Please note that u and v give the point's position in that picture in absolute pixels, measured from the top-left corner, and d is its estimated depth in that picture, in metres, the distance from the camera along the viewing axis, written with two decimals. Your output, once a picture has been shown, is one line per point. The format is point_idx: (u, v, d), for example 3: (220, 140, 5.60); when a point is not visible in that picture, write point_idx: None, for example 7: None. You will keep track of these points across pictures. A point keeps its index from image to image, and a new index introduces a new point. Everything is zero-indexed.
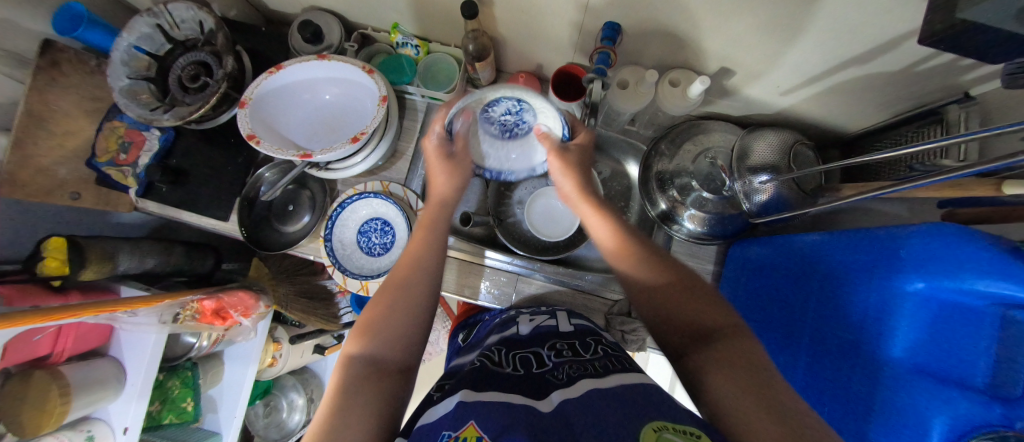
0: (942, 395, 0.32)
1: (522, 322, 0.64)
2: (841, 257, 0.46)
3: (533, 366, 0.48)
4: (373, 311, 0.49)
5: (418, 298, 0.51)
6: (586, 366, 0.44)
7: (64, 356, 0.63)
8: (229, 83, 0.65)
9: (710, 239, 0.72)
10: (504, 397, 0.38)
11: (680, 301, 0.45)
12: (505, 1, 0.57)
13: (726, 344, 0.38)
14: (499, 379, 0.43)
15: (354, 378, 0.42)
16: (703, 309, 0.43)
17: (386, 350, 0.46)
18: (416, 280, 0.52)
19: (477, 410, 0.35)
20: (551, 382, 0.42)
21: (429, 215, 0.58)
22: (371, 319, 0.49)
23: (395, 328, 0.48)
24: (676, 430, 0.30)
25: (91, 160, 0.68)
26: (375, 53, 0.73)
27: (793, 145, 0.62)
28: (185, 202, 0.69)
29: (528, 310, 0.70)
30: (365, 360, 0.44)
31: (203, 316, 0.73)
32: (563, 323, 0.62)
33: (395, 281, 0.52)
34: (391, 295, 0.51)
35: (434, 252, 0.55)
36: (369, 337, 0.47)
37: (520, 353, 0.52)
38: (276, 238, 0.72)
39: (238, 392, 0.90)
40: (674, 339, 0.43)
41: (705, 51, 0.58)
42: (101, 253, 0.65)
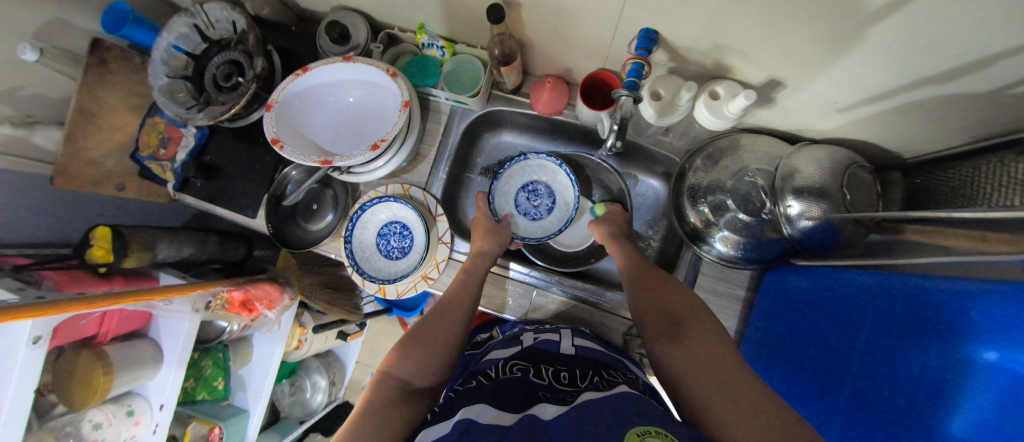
0: None
1: (527, 336, 0.64)
2: (894, 306, 0.42)
3: (531, 374, 0.51)
4: (411, 338, 0.56)
5: (457, 326, 0.58)
6: (580, 383, 0.47)
7: (108, 336, 0.68)
8: (259, 83, 0.66)
9: (744, 264, 0.67)
10: (501, 419, 0.39)
11: (663, 296, 0.56)
12: (532, 3, 0.54)
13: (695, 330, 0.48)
14: (506, 397, 0.45)
15: (381, 402, 0.48)
16: (675, 304, 0.53)
17: (417, 374, 0.52)
18: (460, 298, 0.61)
19: (472, 429, 0.37)
20: (551, 398, 0.44)
21: (473, 262, 0.66)
22: (409, 342, 0.55)
23: (428, 354, 0.54)
24: (656, 433, 0.32)
25: (136, 154, 0.72)
26: (402, 53, 0.72)
27: (848, 167, 0.56)
28: (217, 198, 0.72)
29: (533, 327, 0.68)
30: (397, 383, 0.50)
31: (232, 306, 0.78)
32: (566, 340, 0.61)
33: (440, 317, 0.58)
34: (426, 334, 0.56)
35: (471, 296, 0.62)
36: (405, 360, 0.52)
37: (518, 362, 0.55)
38: (301, 237, 0.74)
39: (264, 372, 0.94)
40: (651, 327, 0.53)
41: (753, 62, 0.52)
42: (142, 242, 0.69)
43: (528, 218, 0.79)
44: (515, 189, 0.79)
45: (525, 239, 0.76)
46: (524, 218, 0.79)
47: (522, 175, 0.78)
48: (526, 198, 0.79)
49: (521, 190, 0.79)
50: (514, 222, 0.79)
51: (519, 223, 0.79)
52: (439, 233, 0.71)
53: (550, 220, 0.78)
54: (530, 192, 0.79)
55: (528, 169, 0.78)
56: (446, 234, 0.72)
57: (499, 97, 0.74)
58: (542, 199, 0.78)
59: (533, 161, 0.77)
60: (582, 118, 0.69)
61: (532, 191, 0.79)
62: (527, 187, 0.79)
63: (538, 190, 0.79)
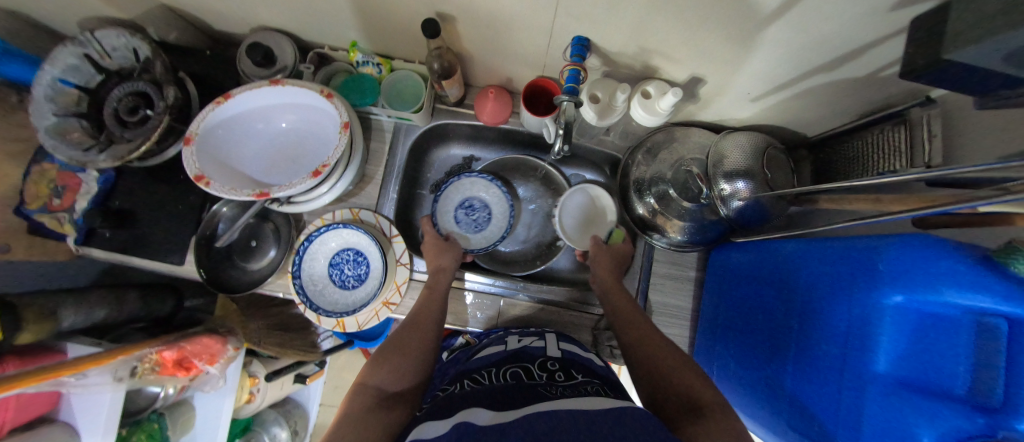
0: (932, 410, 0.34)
1: (510, 340, 0.64)
2: (815, 268, 0.48)
3: (523, 379, 0.51)
4: (386, 349, 0.55)
5: (430, 336, 0.58)
6: (579, 388, 0.47)
7: (3, 429, 0.56)
8: (173, 115, 0.60)
9: (691, 246, 0.72)
10: (495, 416, 0.40)
11: (677, 369, 0.51)
12: (466, 16, 0.54)
13: (715, 416, 0.43)
14: (499, 395, 0.46)
15: (360, 410, 0.47)
16: (695, 386, 0.48)
17: (395, 380, 0.51)
18: (430, 306, 0.62)
19: (471, 430, 0.37)
20: (542, 394, 0.45)
21: (434, 279, 0.66)
22: (385, 352, 0.55)
23: (404, 362, 0.54)
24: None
25: (22, 207, 0.61)
26: (335, 73, 0.68)
27: (765, 149, 0.62)
28: (134, 247, 0.63)
29: (518, 330, 0.69)
30: (374, 391, 0.49)
31: (165, 367, 0.68)
32: (552, 347, 0.62)
33: (413, 330, 0.58)
34: (402, 343, 0.56)
35: (439, 309, 0.62)
36: (382, 370, 0.52)
37: (511, 369, 0.55)
38: (239, 278, 0.67)
39: (214, 432, 0.82)
40: (668, 406, 0.47)
41: (676, 63, 0.57)
42: (38, 311, 0.59)
43: (472, 232, 0.78)
44: (452, 208, 0.78)
45: (474, 251, 0.75)
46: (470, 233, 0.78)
47: (456, 193, 0.78)
48: (464, 214, 0.78)
49: (458, 207, 0.78)
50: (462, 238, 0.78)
51: (466, 238, 0.78)
52: (397, 255, 0.69)
53: (494, 229, 0.79)
54: (467, 207, 0.78)
55: (462, 185, 0.78)
56: (404, 255, 0.69)
57: (443, 111, 0.74)
58: (480, 212, 0.79)
59: (462, 180, 0.77)
60: (527, 125, 0.70)
61: (469, 206, 0.79)
62: (463, 204, 0.78)
63: (474, 204, 0.79)
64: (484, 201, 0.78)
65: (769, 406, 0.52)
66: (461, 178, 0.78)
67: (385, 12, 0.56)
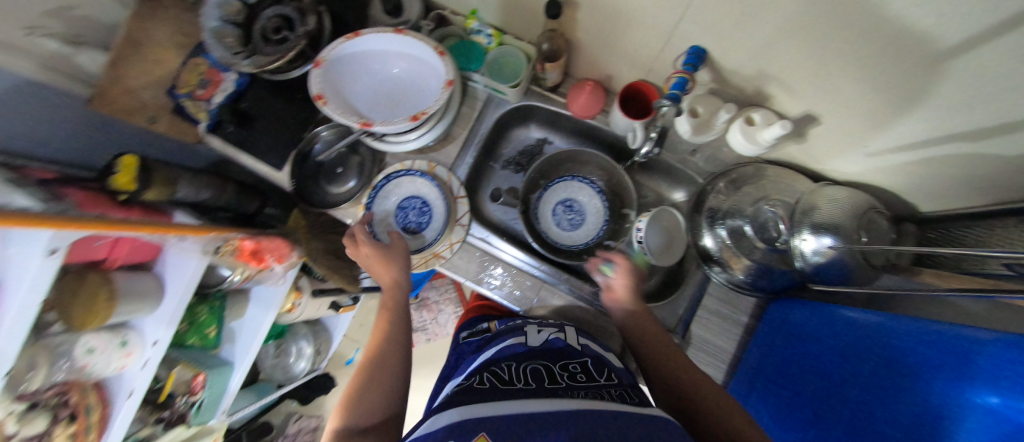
0: None
1: (531, 331, 0.64)
2: (898, 346, 0.43)
3: (545, 379, 0.50)
4: (352, 389, 0.53)
5: (396, 360, 0.56)
6: (603, 393, 0.46)
7: (116, 263, 0.67)
8: (308, 41, 0.68)
9: (753, 290, 0.68)
10: (519, 408, 0.40)
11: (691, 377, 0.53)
12: (591, 4, 0.55)
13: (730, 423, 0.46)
14: (516, 391, 0.45)
15: None
16: (704, 389, 0.51)
17: (365, 414, 0.49)
18: (396, 333, 0.60)
19: (488, 424, 0.38)
20: (568, 395, 0.44)
21: (394, 297, 0.64)
22: (352, 395, 0.52)
23: (372, 396, 0.51)
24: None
25: (172, 90, 0.72)
26: (448, 35, 0.73)
27: (867, 211, 0.57)
28: (248, 146, 0.72)
29: (538, 321, 0.69)
30: (350, 431, 0.47)
31: (242, 253, 0.79)
32: (573, 340, 0.62)
33: (380, 361, 0.56)
34: (374, 378, 0.53)
35: (400, 334, 0.60)
36: (354, 408, 0.50)
37: (532, 366, 0.54)
38: (321, 196, 0.74)
39: (257, 327, 0.92)
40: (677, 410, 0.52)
41: (794, 95, 0.54)
42: (164, 177, 0.70)
43: (558, 228, 0.82)
44: (553, 201, 0.82)
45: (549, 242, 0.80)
46: (556, 225, 0.82)
47: (562, 190, 0.82)
48: (562, 211, 0.82)
49: (560, 202, 0.82)
50: (542, 226, 0.82)
51: (549, 229, 0.82)
52: (458, 215, 0.73)
53: (578, 236, 0.81)
54: (566, 206, 0.82)
55: (572, 186, 0.82)
56: (464, 217, 0.73)
57: (535, 93, 0.75)
58: (573, 216, 0.82)
59: (558, 183, 0.82)
60: (615, 126, 0.70)
61: (568, 206, 0.82)
62: (564, 201, 0.82)
63: (573, 206, 0.82)
64: (581, 207, 0.82)
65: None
66: (572, 180, 0.82)
67: None
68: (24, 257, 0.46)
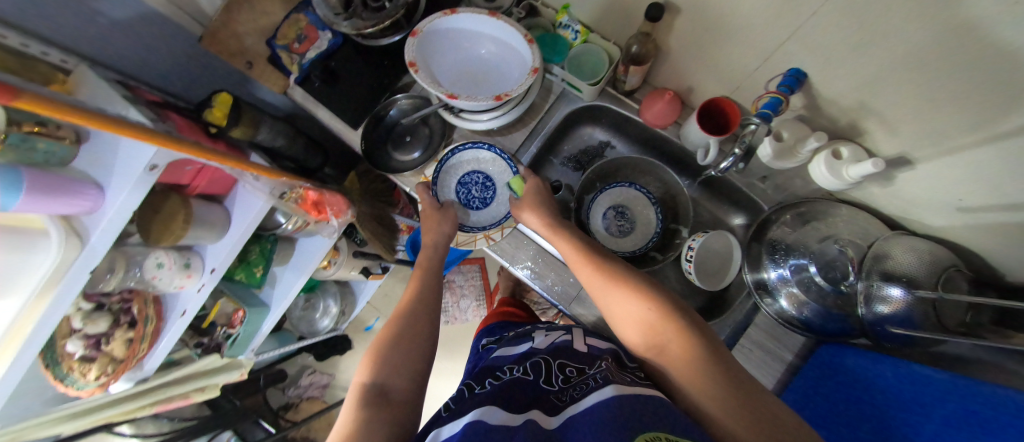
0: None
1: (538, 337, 0.67)
2: (966, 407, 0.39)
3: (542, 379, 0.52)
4: (376, 345, 0.53)
5: (418, 318, 0.58)
6: (590, 382, 0.48)
7: (196, 191, 0.72)
8: (405, 11, 0.71)
9: (804, 330, 0.65)
10: (507, 419, 0.42)
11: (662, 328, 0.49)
12: (693, 14, 0.55)
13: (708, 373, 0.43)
14: (514, 394, 0.48)
15: (371, 406, 0.44)
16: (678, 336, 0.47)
17: (393, 374, 0.49)
18: (422, 294, 0.62)
19: (482, 433, 0.39)
20: (546, 404, 0.47)
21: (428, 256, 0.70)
22: (379, 350, 0.52)
23: (400, 355, 0.52)
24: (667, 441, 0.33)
25: (272, 40, 0.76)
26: (535, 26, 0.75)
27: (949, 267, 0.54)
28: (330, 102, 0.77)
29: (546, 326, 0.73)
30: (376, 388, 0.47)
31: (304, 202, 0.84)
32: (578, 341, 0.63)
33: (404, 320, 0.57)
34: (400, 335, 0.54)
35: (425, 296, 0.62)
36: (378, 366, 0.50)
37: (532, 361, 0.57)
38: (386, 161, 0.77)
39: (299, 275, 0.96)
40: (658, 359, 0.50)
41: (891, 132, 0.52)
42: (250, 119, 0.74)
43: (604, 232, 0.82)
44: (604, 205, 0.83)
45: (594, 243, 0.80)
46: (604, 228, 0.82)
47: (616, 196, 0.83)
48: (613, 216, 0.83)
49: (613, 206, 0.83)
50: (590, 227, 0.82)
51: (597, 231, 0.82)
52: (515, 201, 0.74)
53: (625, 244, 0.81)
54: (617, 212, 0.82)
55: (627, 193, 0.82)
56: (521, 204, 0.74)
57: (610, 95, 0.76)
58: (622, 222, 0.82)
59: (613, 188, 0.82)
60: (686, 139, 0.70)
61: (618, 212, 0.83)
62: (616, 206, 0.83)
63: (624, 213, 0.82)
64: (631, 214, 0.82)
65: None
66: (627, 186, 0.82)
67: None
68: (129, 163, 0.46)
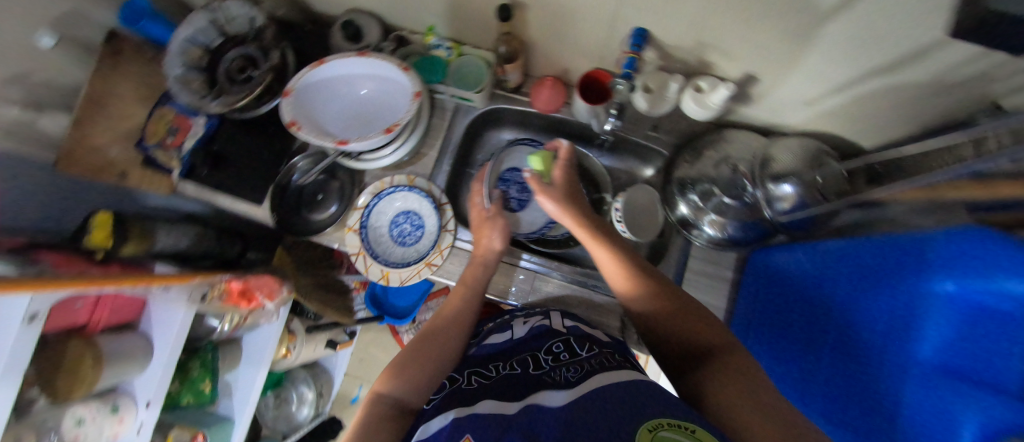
0: (969, 390, 0.35)
1: (516, 325, 0.65)
2: (861, 258, 0.49)
3: (530, 368, 0.52)
4: (401, 357, 0.55)
5: (451, 338, 0.60)
6: (584, 366, 0.48)
7: (99, 326, 0.65)
8: (274, 75, 0.70)
9: (732, 245, 0.72)
10: (498, 409, 0.42)
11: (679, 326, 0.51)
12: (538, 5, 0.60)
13: (720, 359, 0.44)
14: (505, 387, 0.47)
15: (377, 420, 0.46)
16: (698, 332, 0.49)
17: (411, 391, 0.51)
18: (462, 311, 0.64)
19: (471, 427, 0.39)
20: (551, 384, 0.45)
21: (475, 272, 0.67)
22: (403, 361, 0.55)
23: (417, 373, 0.53)
24: (672, 425, 0.33)
25: (142, 142, 0.73)
26: (410, 54, 0.76)
27: (818, 154, 0.61)
28: (225, 186, 0.73)
29: (523, 313, 0.70)
30: (391, 402, 0.49)
31: (230, 296, 0.77)
32: (556, 323, 0.62)
33: (430, 338, 0.59)
34: (426, 349, 0.57)
35: (469, 313, 0.64)
36: (398, 379, 0.52)
37: (518, 358, 0.56)
38: (302, 225, 0.74)
39: (254, 373, 0.89)
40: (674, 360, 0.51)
41: (731, 58, 0.60)
42: (140, 230, 0.70)
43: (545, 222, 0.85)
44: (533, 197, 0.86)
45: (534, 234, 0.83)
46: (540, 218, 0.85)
47: None
48: None
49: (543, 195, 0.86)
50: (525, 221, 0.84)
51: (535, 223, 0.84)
52: (445, 221, 0.74)
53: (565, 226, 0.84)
54: None
55: None
56: (451, 221, 0.74)
57: (500, 96, 0.79)
58: None
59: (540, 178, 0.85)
60: (579, 115, 0.75)
61: None
62: None
63: None
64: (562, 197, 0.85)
65: (825, 413, 0.50)
66: None
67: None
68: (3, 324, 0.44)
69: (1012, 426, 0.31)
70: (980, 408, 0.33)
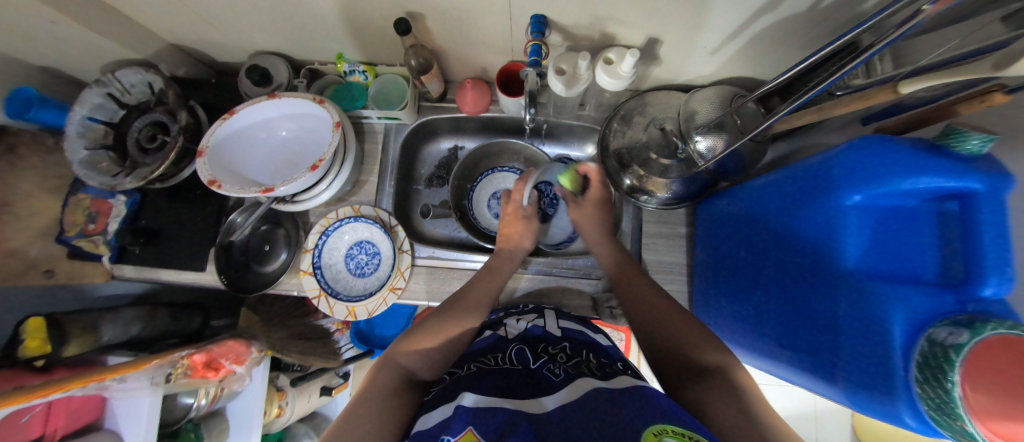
0: (890, 289, 0.36)
1: (510, 323, 0.66)
2: (784, 185, 0.50)
3: (529, 363, 0.53)
4: (419, 330, 0.57)
5: (466, 320, 0.60)
6: (581, 370, 0.49)
7: (58, 434, 0.62)
8: (187, 135, 0.67)
9: (678, 202, 0.73)
10: (503, 401, 0.41)
11: (660, 322, 0.53)
12: (433, 13, 0.60)
13: (708, 370, 0.45)
14: (502, 379, 0.47)
15: (387, 388, 0.49)
16: (680, 333, 0.50)
17: (424, 367, 0.54)
18: (480, 292, 0.64)
19: (472, 416, 0.38)
20: (556, 380, 0.46)
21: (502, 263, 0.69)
22: (416, 331, 0.57)
23: (431, 350, 0.55)
24: (678, 434, 0.32)
25: (62, 236, 0.69)
26: (326, 86, 0.75)
27: (731, 99, 0.64)
28: (162, 259, 0.69)
29: (513, 312, 0.71)
30: (404, 372, 0.52)
31: (196, 370, 0.73)
32: (551, 324, 0.64)
33: (445, 313, 0.60)
34: (441, 328, 0.57)
35: (490, 294, 0.64)
36: (414, 352, 0.54)
37: (518, 352, 0.56)
38: (255, 281, 0.71)
39: (248, 440, 0.86)
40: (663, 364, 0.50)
41: (629, 26, 0.61)
42: (82, 326, 0.67)
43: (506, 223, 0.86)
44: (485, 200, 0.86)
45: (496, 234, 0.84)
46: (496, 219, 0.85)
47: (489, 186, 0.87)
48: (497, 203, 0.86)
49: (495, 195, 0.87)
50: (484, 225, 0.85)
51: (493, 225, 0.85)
52: (400, 242, 0.73)
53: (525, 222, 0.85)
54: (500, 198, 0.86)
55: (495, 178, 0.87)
56: (405, 242, 0.73)
57: (427, 108, 0.79)
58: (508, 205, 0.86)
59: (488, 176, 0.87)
60: (507, 109, 0.75)
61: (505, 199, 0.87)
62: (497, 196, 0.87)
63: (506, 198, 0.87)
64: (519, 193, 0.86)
65: (777, 341, 0.50)
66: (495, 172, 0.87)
67: (359, 17, 0.62)
68: None
69: (941, 313, 0.34)
70: (908, 304, 0.35)
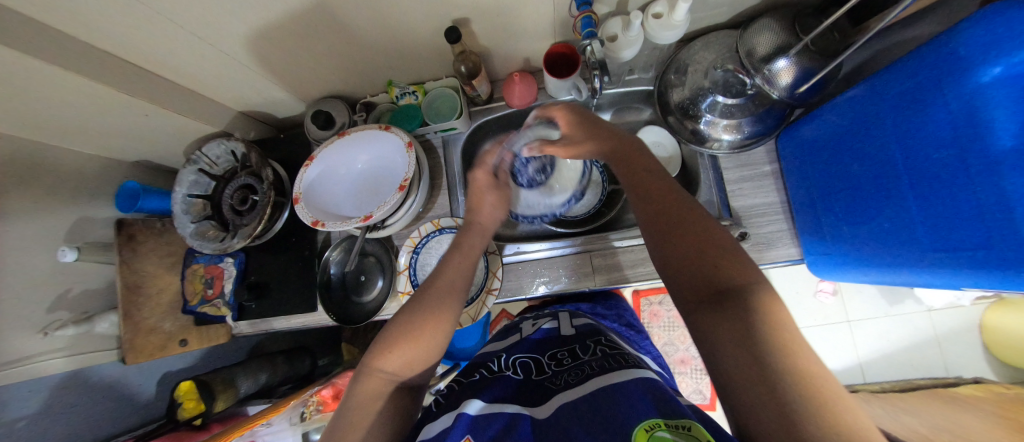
0: None
1: (525, 327, 0.69)
2: (897, 85, 0.47)
3: (533, 372, 0.53)
4: (394, 328, 0.50)
5: (444, 314, 0.51)
6: (584, 369, 0.48)
7: None
8: (275, 189, 0.72)
9: (756, 141, 0.71)
10: (501, 409, 0.43)
11: (687, 249, 0.41)
12: (478, 14, 0.61)
13: (732, 310, 0.35)
14: (507, 391, 0.48)
15: (377, 403, 0.44)
16: (716, 266, 0.39)
17: (408, 371, 0.48)
18: (455, 278, 0.55)
19: (472, 424, 0.39)
20: (557, 388, 0.46)
21: (476, 239, 0.60)
22: (391, 333, 0.49)
23: (411, 350, 0.48)
24: (667, 428, 0.32)
25: (187, 306, 0.76)
26: (381, 114, 0.78)
27: (794, 21, 0.62)
28: (276, 308, 0.74)
29: (532, 316, 0.75)
30: (387, 379, 0.46)
31: (326, 404, 0.78)
32: (565, 326, 0.66)
33: (421, 308, 0.51)
34: (413, 327, 0.49)
35: (464, 277, 0.56)
36: (390, 354, 0.47)
37: (521, 357, 0.57)
38: (358, 312, 0.74)
39: None
40: (685, 292, 0.40)
41: None
42: (223, 380, 0.71)
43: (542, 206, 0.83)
44: None
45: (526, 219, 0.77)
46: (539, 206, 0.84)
47: None
48: None
49: None
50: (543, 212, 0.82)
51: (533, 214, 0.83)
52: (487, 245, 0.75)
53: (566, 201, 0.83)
54: None
55: None
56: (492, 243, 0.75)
57: (478, 112, 0.81)
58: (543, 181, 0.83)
59: None
60: (555, 92, 0.74)
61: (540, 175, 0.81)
62: None
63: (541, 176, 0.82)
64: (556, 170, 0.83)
65: (930, 246, 0.46)
66: None
67: (407, 37, 0.64)
68: None
69: None
70: None
